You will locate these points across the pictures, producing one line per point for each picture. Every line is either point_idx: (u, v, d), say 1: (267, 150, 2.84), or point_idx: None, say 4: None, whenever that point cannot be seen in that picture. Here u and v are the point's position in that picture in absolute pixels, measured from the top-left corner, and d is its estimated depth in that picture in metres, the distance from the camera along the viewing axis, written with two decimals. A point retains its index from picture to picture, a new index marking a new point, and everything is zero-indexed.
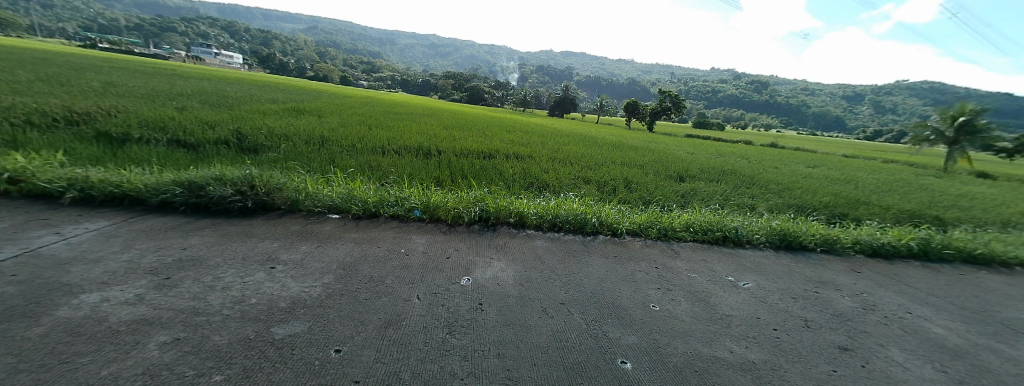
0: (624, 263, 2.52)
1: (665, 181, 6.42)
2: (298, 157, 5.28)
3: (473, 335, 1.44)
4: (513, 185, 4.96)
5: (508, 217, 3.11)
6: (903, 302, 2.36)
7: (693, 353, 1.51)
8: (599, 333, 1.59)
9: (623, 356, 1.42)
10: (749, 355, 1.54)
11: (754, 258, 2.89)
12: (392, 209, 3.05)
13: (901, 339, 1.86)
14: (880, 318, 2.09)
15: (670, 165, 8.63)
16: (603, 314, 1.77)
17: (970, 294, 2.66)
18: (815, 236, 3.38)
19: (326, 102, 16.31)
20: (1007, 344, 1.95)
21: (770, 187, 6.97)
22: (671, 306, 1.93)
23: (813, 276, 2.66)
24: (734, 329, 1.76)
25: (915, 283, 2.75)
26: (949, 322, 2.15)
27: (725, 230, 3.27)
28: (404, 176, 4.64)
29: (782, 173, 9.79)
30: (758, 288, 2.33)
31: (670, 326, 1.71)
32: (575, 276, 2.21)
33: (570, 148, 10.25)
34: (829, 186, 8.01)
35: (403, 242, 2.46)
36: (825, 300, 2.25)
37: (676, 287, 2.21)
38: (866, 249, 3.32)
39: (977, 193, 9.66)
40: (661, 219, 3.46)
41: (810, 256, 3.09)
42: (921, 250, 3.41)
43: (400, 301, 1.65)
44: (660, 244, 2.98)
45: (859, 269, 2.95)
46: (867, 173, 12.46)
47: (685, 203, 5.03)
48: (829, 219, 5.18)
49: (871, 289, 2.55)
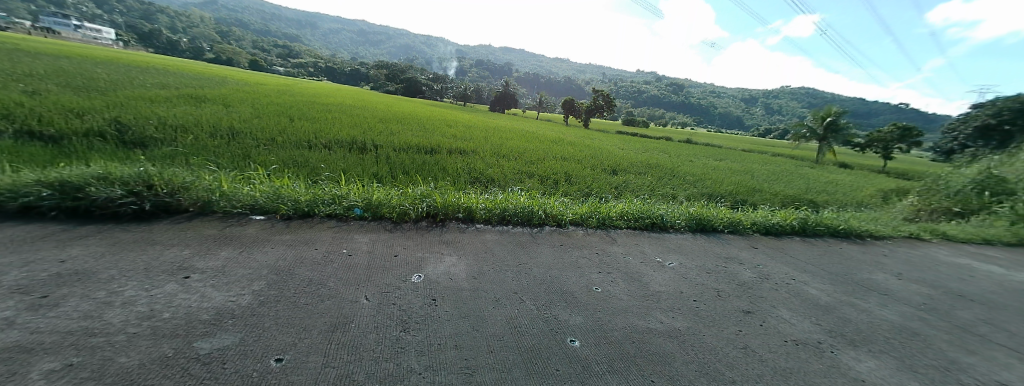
0: (570, 250, 2.70)
1: (601, 175, 6.89)
2: (206, 153, 4.67)
3: (429, 330, 1.46)
4: (458, 180, 4.97)
5: (456, 212, 3.12)
6: (790, 271, 2.86)
7: (631, 326, 1.69)
8: (550, 316, 1.70)
9: (572, 334, 1.56)
10: (675, 323, 1.76)
11: (677, 241, 3.27)
12: (329, 208, 2.89)
13: (788, 300, 2.27)
14: (772, 284, 2.51)
15: (607, 159, 9.26)
16: (553, 299, 1.88)
17: (836, 261, 3.31)
18: (724, 219, 3.91)
19: (236, 90, 14.38)
20: (859, 298, 2.48)
21: (689, 178, 7.86)
22: (610, 287, 2.13)
23: (721, 252, 3.11)
24: (663, 303, 2.00)
25: (796, 254, 3.36)
26: (822, 284, 2.67)
27: (652, 217, 3.63)
28: (339, 173, 4.39)
29: (699, 166, 11.09)
30: (681, 266, 2.65)
31: (610, 305, 1.89)
32: (526, 265, 2.32)
33: (516, 143, 10.51)
34: (734, 177, 9.30)
35: (344, 242, 2.35)
36: (732, 273, 2.63)
37: (615, 269, 2.43)
38: (762, 229, 3.94)
39: (837, 180, 11.99)
40: (600, 208, 3.72)
41: (719, 236, 3.58)
42: (801, 227, 4.14)
43: (348, 303, 1.60)
44: (599, 232, 3.23)
45: (757, 245, 3.50)
46: (761, 165, 14.71)
47: (619, 194, 5.48)
48: (735, 204, 6.06)
49: (765, 260, 3.07)
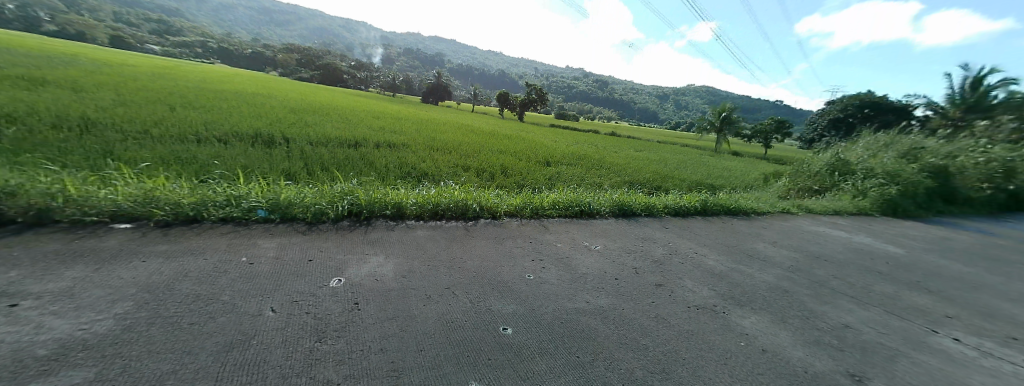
0: (504, 241, 2.74)
1: (536, 167, 7.19)
2: (43, 151, 3.79)
3: (350, 337, 1.34)
4: (387, 175, 4.75)
5: (384, 209, 2.96)
6: (694, 246, 3.31)
7: (561, 308, 1.78)
8: (483, 307, 1.70)
9: (505, 323, 1.58)
10: (600, 302, 1.90)
11: (602, 226, 3.56)
12: (224, 211, 2.53)
13: (692, 271, 2.62)
14: (681, 259, 2.87)
15: (543, 152, 9.71)
16: (485, 289, 1.89)
17: (727, 235, 3.94)
18: (642, 204, 4.36)
19: (86, 73, 11.44)
20: (744, 264, 2.98)
21: (614, 167, 8.65)
22: (542, 273, 2.21)
23: (640, 234, 3.46)
24: (590, 283, 2.14)
25: (698, 231, 3.90)
26: (717, 255, 3.14)
27: (581, 205, 3.88)
28: (237, 171, 3.88)
29: (625, 157, 12.25)
30: (606, 249, 2.87)
31: (541, 290, 1.97)
32: (459, 259, 2.28)
33: (454, 136, 10.40)
34: (653, 166, 10.48)
35: (244, 249, 2.07)
36: (648, 252, 2.94)
37: (546, 256, 2.53)
38: (673, 211, 4.49)
39: (730, 166, 14.37)
40: (534, 199, 3.86)
41: (637, 219, 3.99)
42: (702, 207, 4.82)
43: (248, 317, 1.39)
44: (532, 221, 3.35)
45: (668, 225, 3.97)
46: (675, 155, 16.88)
47: (552, 184, 5.78)
48: (654, 189, 6.77)
49: (675, 238, 3.49)
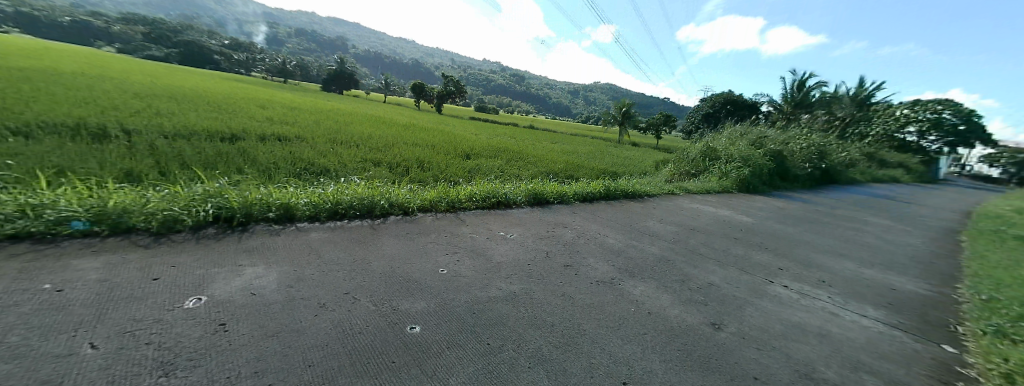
0: (415, 237, 2.65)
1: (455, 159, 7.31)
2: None
3: (213, 362, 1.05)
4: (277, 173, 4.35)
5: (268, 212, 2.59)
6: (598, 227, 3.67)
7: (473, 299, 1.78)
8: (389, 308, 1.60)
9: (412, 322, 1.51)
10: (511, 288, 1.96)
11: (516, 214, 3.74)
12: (16, 224, 1.79)
13: (596, 249, 2.90)
14: (586, 240, 3.16)
15: (462, 145, 9.95)
16: (393, 290, 1.78)
17: (625, 214, 4.49)
18: (554, 192, 4.68)
19: None
20: (637, 238, 3.42)
21: (530, 159, 9.28)
22: (455, 266, 2.19)
23: (551, 221, 3.68)
24: (503, 272, 2.19)
25: (602, 213, 4.37)
26: (616, 233, 3.55)
27: (495, 196, 4.02)
28: (46, 171, 3.12)
29: (544, 149, 13.19)
30: (518, 237, 2.98)
31: (454, 284, 1.94)
32: (363, 260, 2.12)
33: (365, 130, 9.96)
34: (567, 157, 11.51)
35: (56, 273, 1.45)
36: (558, 236, 3.18)
37: (461, 249, 2.53)
38: (581, 197, 4.94)
39: (632, 154, 16.56)
40: (449, 192, 3.85)
41: (549, 206, 4.30)
42: (606, 192, 5.41)
43: (50, 359, 0.94)
44: (449, 215, 3.36)
45: (577, 210, 4.36)
46: (590, 146, 18.80)
47: (466, 176, 5.89)
48: (558, 176, 7.52)
49: (581, 222, 3.81)
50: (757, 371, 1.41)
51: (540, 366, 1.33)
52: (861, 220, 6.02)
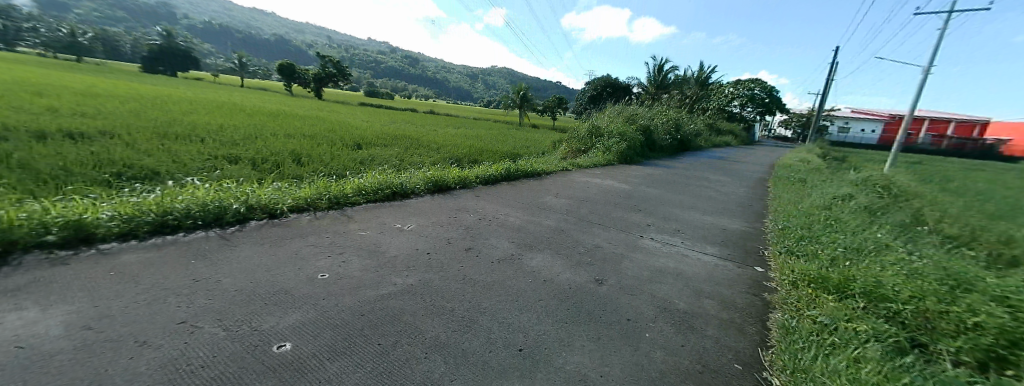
0: (281, 244, 2.30)
1: (342, 151, 7.03)
2: None
3: None
4: (75, 181, 3.44)
5: (46, 234, 1.90)
6: (500, 208, 3.92)
7: (361, 301, 1.70)
8: (249, 328, 1.35)
9: (282, 339, 1.31)
10: (406, 282, 1.98)
11: (414, 203, 3.73)
12: None
13: (497, 230, 3.15)
14: (488, 221, 3.38)
15: (350, 135, 9.67)
16: (255, 307, 1.51)
17: (525, 191, 4.90)
18: (455, 178, 4.76)
19: None
20: (533, 213, 3.82)
21: (431, 145, 9.51)
22: (341, 268, 2.04)
23: (453, 205, 3.81)
24: (398, 265, 2.18)
25: (503, 193, 4.67)
26: (516, 211, 3.87)
27: (391, 185, 3.97)
28: None
29: (446, 135, 13.56)
30: (417, 227, 2.98)
31: (342, 286, 1.83)
32: (209, 279, 1.71)
33: (225, 126, 8.72)
34: (470, 141, 12.06)
35: None
36: (460, 220, 3.30)
37: (349, 247, 2.38)
38: (483, 179, 5.16)
39: (531, 136, 18.28)
40: (331, 188, 3.58)
41: (451, 191, 4.41)
42: (508, 172, 5.74)
43: None
44: (333, 213, 3.14)
45: (480, 192, 4.55)
46: (493, 130, 20.07)
47: (359, 168, 5.63)
48: (455, 161, 7.66)
49: (484, 204, 4.03)
50: (630, 313, 2.07)
51: (438, 353, 1.37)
52: (706, 178, 7.82)
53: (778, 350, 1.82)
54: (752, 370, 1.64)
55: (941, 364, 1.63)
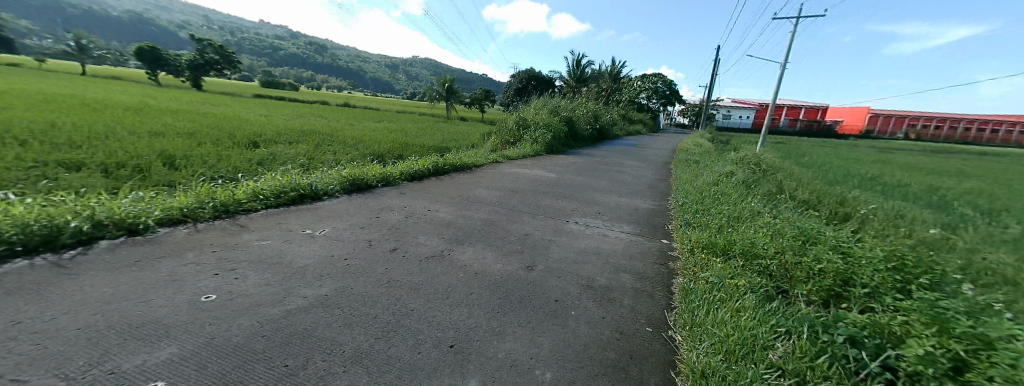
0: (142, 267, 1.94)
1: (235, 150, 6.47)
2: None
3: None
4: None
5: None
6: (426, 204, 3.98)
7: (260, 320, 1.54)
8: (103, 370, 1.09)
9: (154, 377, 1.09)
10: (318, 293, 1.88)
11: (328, 205, 3.59)
12: None
13: (423, 227, 3.21)
14: (412, 218, 3.42)
15: (244, 132, 8.94)
16: (111, 345, 1.23)
17: (451, 185, 5.04)
18: (376, 176, 4.71)
19: None
20: (458, 206, 3.99)
21: (350, 141, 9.24)
22: (234, 286, 1.83)
23: (374, 205, 3.74)
24: (308, 277, 2.05)
25: (429, 188, 4.76)
26: (441, 206, 3.97)
27: (297, 187, 3.76)
28: None
29: (364, 130, 13.26)
30: (331, 232, 2.85)
31: (236, 306, 1.65)
32: (36, 318, 1.34)
33: (66, 123, 7.26)
34: (393, 135, 12.02)
35: None
36: (381, 220, 3.27)
37: (245, 262, 2.16)
38: (409, 176, 5.19)
39: (458, 128, 18.87)
40: (221, 194, 3.26)
41: (371, 190, 4.38)
42: (437, 167, 5.82)
43: None
44: (224, 223, 2.83)
45: (404, 189, 4.58)
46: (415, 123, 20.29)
47: (261, 169, 5.18)
48: (376, 158, 7.45)
49: (409, 201, 4.02)
50: (557, 294, 2.31)
51: (358, 364, 1.31)
52: (621, 164, 8.94)
53: (679, 310, 2.30)
54: (660, 331, 2.05)
55: (796, 305, 2.19)
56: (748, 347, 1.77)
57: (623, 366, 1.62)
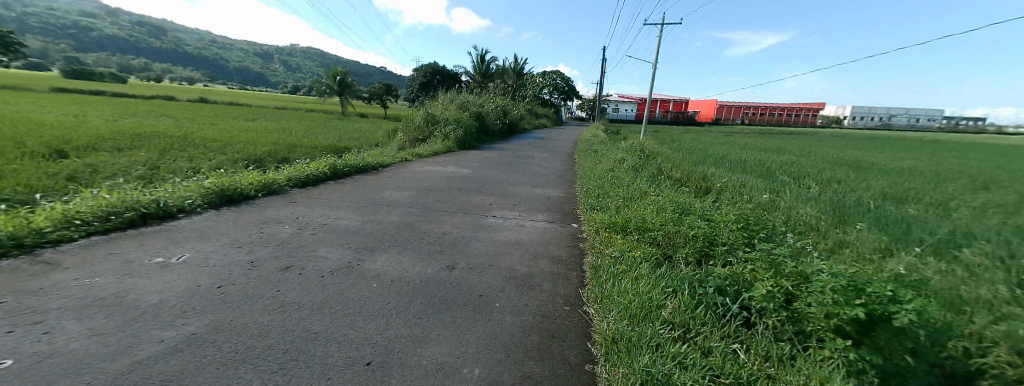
0: None
1: (28, 163, 5.00)
2: None
3: None
4: None
5: None
6: (325, 213, 3.75)
7: (94, 376, 1.15)
8: None
9: None
10: (189, 331, 1.51)
11: (191, 223, 3.08)
12: None
13: (323, 238, 2.99)
14: (309, 229, 3.18)
15: (42, 141, 6.89)
16: None
17: (353, 190, 4.87)
18: (254, 185, 4.35)
19: None
20: (362, 211, 3.89)
21: (222, 147, 8.12)
22: (46, 340, 1.33)
23: (260, 219, 3.35)
24: (164, 315, 1.64)
25: (326, 195, 4.55)
26: (344, 213, 3.77)
27: (138, 204, 3.14)
28: None
29: (237, 134, 11.54)
30: (198, 256, 2.39)
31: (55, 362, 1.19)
32: None
33: None
34: (281, 139, 10.89)
35: None
36: (268, 235, 2.94)
37: (62, 307, 1.61)
38: (297, 182, 4.95)
39: (356, 130, 18.08)
40: (11, 222, 2.48)
41: (249, 202, 3.96)
42: (331, 171, 5.72)
43: None
44: (20, 258, 2.11)
45: (294, 198, 4.28)
46: (302, 125, 18.54)
47: (72, 186, 4.03)
48: (244, 165, 6.46)
49: (303, 212, 3.73)
50: (481, 289, 2.32)
51: None
52: (531, 158, 9.86)
53: (591, 286, 2.53)
54: (576, 308, 2.23)
55: (678, 266, 2.64)
56: (648, 311, 2.02)
57: (547, 347, 1.71)
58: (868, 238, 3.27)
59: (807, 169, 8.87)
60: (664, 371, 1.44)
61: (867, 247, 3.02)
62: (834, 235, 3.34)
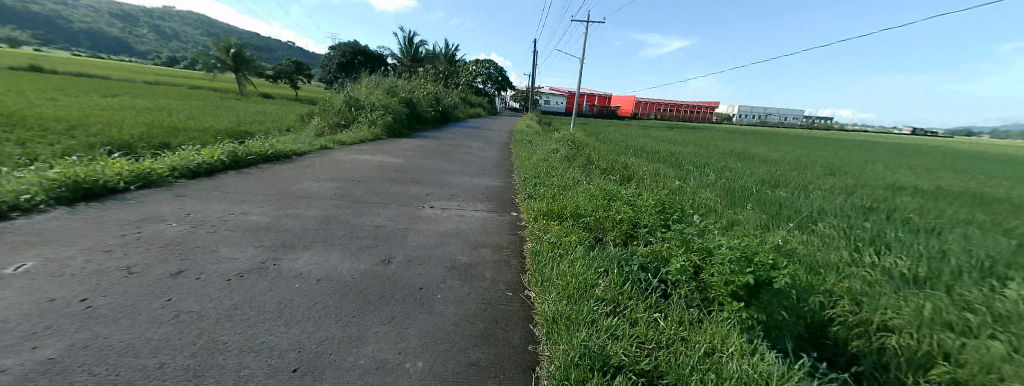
0: None
1: None
2: None
3: None
4: None
5: None
6: (228, 208, 3.31)
7: None
8: None
9: None
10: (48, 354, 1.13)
11: (30, 224, 2.46)
12: None
13: (228, 237, 2.64)
14: (209, 228, 2.79)
15: None
16: None
17: (261, 183, 4.37)
18: (122, 176, 3.65)
19: None
20: (276, 206, 3.53)
21: (72, 130, 6.56)
22: None
23: (133, 218, 2.79)
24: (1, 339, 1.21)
25: (227, 187, 4.03)
26: (253, 209, 3.37)
27: None
28: None
29: (89, 113, 9.27)
30: (46, 264, 1.91)
31: None
32: None
33: None
34: (159, 121, 9.15)
35: None
36: (150, 236, 2.49)
37: None
38: (186, 173, 4.30)
39: (259, 113, 15.99)
40: None
41: (117, 197, 3.30)
42: (230, 161, 5.09)
43: None
44: None
45: (182, 192, 3.69)
46: (182, 105, 15.64)
47: None
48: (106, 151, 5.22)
49: (197, 207, 3.24)
50: (420, 282, 2.26)
51: None
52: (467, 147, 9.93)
53: (532, 271, 2.65)
54: (519, 292, 2.32)
55: (608, 248, 2.90)
56: (583, 290, 2.18)
57: (491, 333, 1.76)
58: (752, 216, 3.98)
59: (706, 159, 10.43)
60: (598, 343, 1.57)
61: (755, 222, 3.74)
62: (727, 215, 3.98)
